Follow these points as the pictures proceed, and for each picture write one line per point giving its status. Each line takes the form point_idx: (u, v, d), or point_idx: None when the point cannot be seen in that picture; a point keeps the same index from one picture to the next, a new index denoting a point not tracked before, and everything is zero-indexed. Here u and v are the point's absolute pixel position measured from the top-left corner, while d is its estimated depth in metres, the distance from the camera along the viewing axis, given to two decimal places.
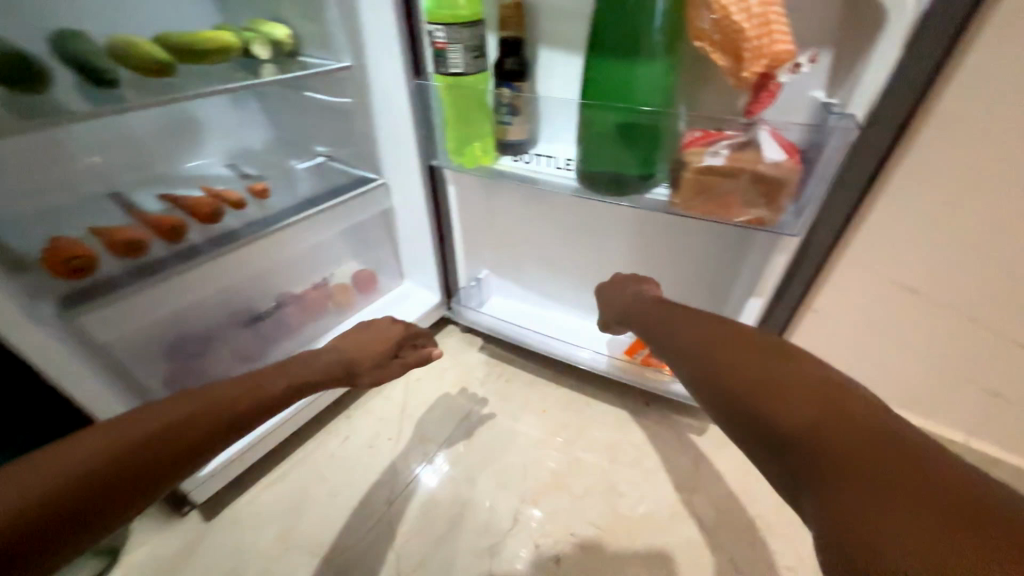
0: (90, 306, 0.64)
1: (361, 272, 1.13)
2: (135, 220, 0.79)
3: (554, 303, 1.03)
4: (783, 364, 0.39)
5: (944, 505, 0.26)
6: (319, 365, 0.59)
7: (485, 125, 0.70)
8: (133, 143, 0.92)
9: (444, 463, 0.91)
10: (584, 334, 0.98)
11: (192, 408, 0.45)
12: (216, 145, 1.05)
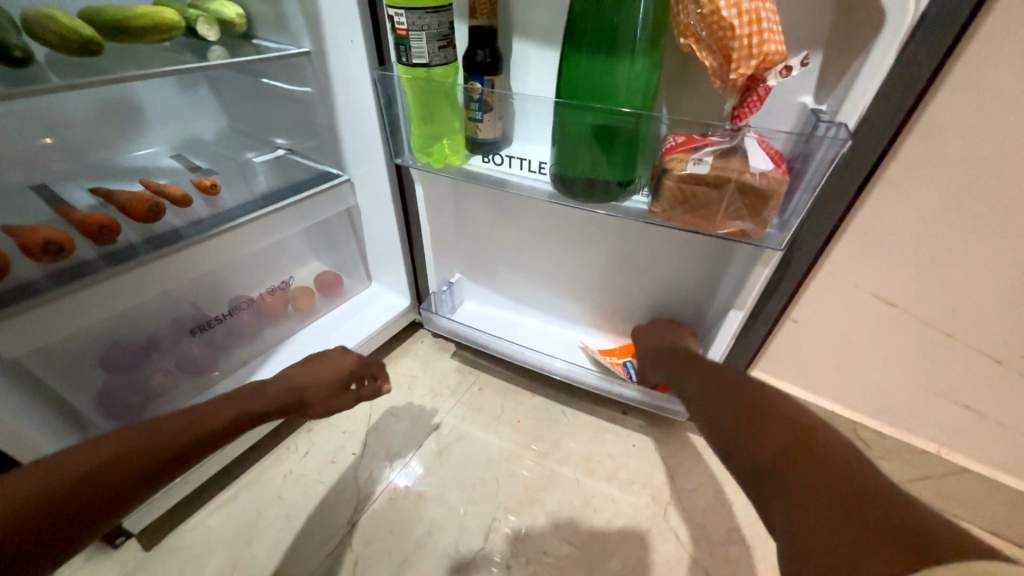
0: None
1: (323, 275, 1.07)
2: (60, 217, 0.70)
3: (529, 310, 0.99)
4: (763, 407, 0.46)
5: (867, 518, 0.32)
6: (264, 401, 0.56)
7: (455, 122, 0.65)
8: (62, 130, 0.83)
9: (418, 466, 0.87)
10: (560, 342, 0.95)
11: (127, 446, 0.44)
12: (162, 135, 0.96)
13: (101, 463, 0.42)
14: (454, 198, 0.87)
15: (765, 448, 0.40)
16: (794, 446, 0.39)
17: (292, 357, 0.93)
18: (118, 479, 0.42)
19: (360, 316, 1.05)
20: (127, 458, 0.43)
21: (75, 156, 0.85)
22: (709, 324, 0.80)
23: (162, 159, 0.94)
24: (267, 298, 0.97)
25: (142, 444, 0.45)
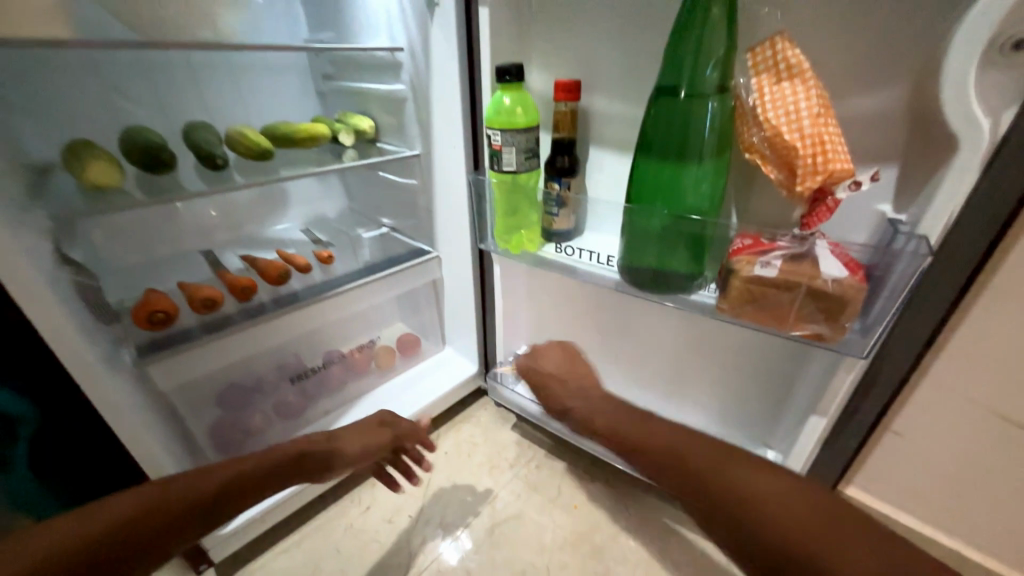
0: (159, 357, 0.70)
1: (405, 336, 1.18)
2: (217, 278, 0.88)
3: None
4: (737, 472, 0.46)
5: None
6: (304, 452, 0.63)
7: (532, 217, 0.73)
8: (231, 210, 1.06)
9: (467, 540, 0.86)
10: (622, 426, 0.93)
11: (178, 492, 0.51)
12: (298, 213, 1.18)
13: (163, 501, 0.49)
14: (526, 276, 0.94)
15: (782, 529, 0.41)
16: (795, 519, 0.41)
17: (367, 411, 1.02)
18: (165, 522, 0.48)
19: (429, 379, 1.12)
20: (192, 496, 0.51)
21: (235, 230, 1.08)
22: (790, 426, 0.74)
23: (294, 232, 1.14)
24: (353, 354, 1.08)
25: (198, 488, 0.52)
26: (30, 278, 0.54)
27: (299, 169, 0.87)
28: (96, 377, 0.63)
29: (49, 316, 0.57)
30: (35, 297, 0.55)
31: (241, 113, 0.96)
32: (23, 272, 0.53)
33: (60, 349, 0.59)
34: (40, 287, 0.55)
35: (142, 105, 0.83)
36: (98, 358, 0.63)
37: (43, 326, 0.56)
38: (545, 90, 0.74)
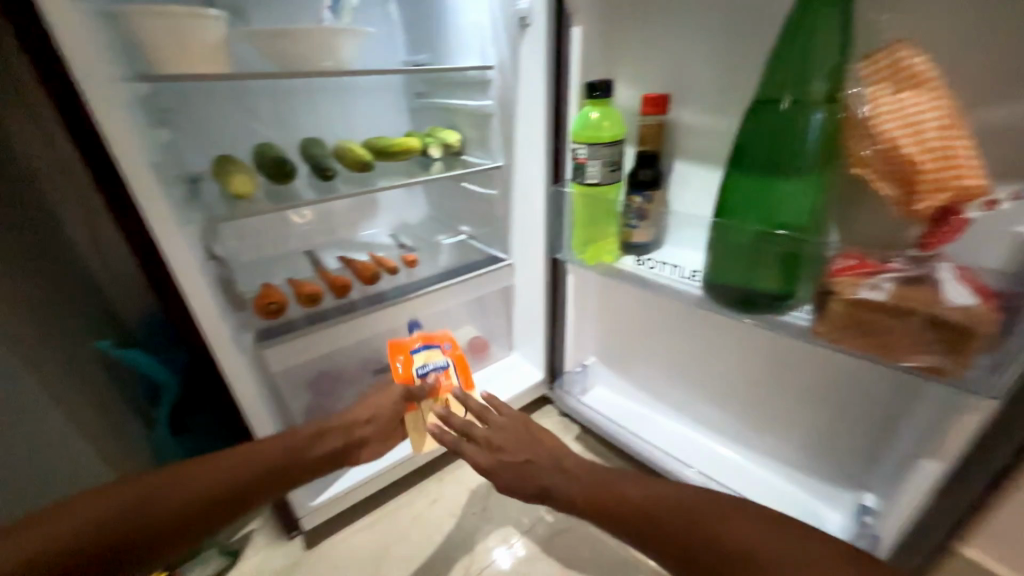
0: (273, 342, 0.81)
1: (475, 339, 1.22)
2: (318, 275, 0.99)
3: (661, 406, 0.97)
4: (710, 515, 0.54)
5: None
6: (276, 451, 0.67)
7: (611, 228, 0.73)
8: (331, 215, 1.18)
9: (523, 548, 0.87)
10: (694, 449, 0.90)
11: (158, 488, 0.58)
12: (386, 219, 1.28)
13: (140, 496, 0.57)
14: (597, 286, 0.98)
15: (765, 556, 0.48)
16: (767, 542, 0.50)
17: None
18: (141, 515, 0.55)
19: (496, 383, 1.16)
20: (172, 494, 0.58)
21: (331, 234, 1.20)
22: (894, 470, 0.66)
23: (381, 238, 1.25)
24: None
25: (176, 484, 0.59)
26: (189, 268, 0.65)
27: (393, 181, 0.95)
28: (226, 356, 0.74)
29: (200, 301, 0.67)
30: (191, 285, 0.66)
31: (347, 129, 1.07)
32: (185, 263, 0.64)
33: (204, 329, 0.69)
34: (196, 277, 0.66)
35: (270, 124, 0.96)
36: (229, 340, 0.73)
37: (195, 310, 0.67)
38: (631, 105, 0.75)
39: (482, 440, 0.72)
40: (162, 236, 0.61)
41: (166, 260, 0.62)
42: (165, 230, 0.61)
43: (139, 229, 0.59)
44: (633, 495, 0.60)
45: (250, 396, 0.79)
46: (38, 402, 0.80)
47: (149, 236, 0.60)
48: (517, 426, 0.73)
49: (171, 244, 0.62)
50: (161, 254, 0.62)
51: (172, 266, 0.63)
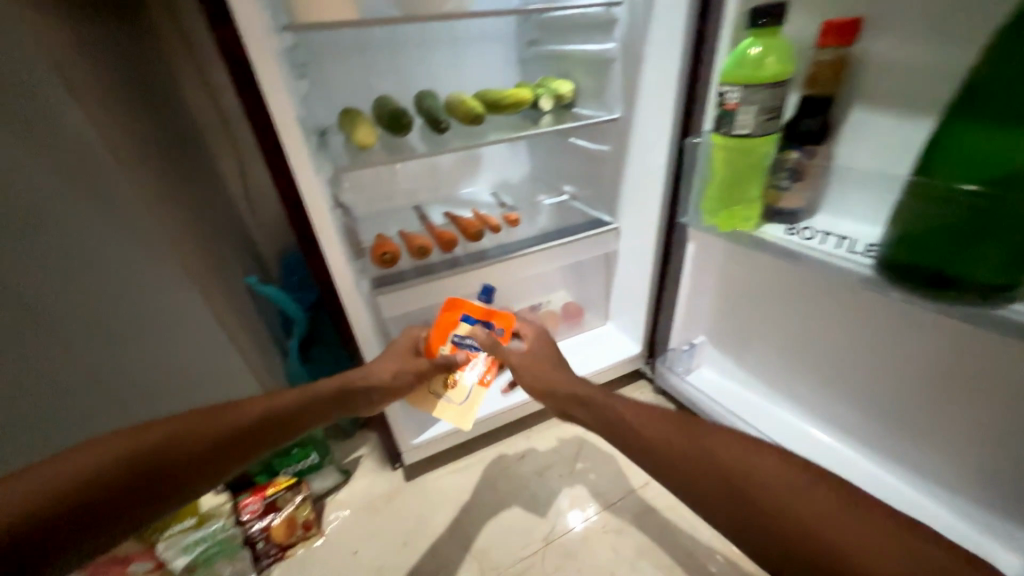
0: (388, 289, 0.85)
1: (570, 304, 1.18)
2: (426, 229, 1.02)
3: (778, 398, 0.87)
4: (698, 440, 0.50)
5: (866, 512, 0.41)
6: (299, 398, 0.63)
7: (753, 191, 0.63)
8: (437, 171, 1.20)
9: (594, 512, 0.88)
10: (813, 448, 0.80)
11: (173, 432, 0.51)
12: (488, 176, 1.26)
13: (155, 441, 0.50)
14: (715, 262, 0.89)
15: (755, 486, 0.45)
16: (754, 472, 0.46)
17: None
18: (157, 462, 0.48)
19: (590, 352, 1.12)
20: (193, 440, 0.52)
21: (436, 188, 1.21)
22: None
23: (482, 195, 1.23)
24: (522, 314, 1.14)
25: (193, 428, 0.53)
26: (323, 213, 0.69)
27: (502, 135, 0.91)
28: (348, 297, 0.79)
29: (330, 244, 0.72)
30: (324, 229, 0.70)
31: (458, 81, 1.05)
32: (320, 207, 0.69)
33: (332, 271, 0.75)
34: (328, 220, 0.70)
35: (387, 76, 0.97)
36: (352, 283, 0.78)
37: (326, 252, 0.73)
38: (802, 36, 0.61)
39: (517, 364, 0.73)
40: (303, 180, 0.66)
41: (305, 203, 0.67)
42: (305, 175, 0.66)
43: (285, 174, 0.65)
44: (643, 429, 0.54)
45: (367, 337, 0.86)
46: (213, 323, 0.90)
47: (293, 180, 0.65)
48: (540, 344, 0.77)
49: (310, 188, 0.67)
50: (302, 198, 0.67)
51: (310, 209, 0.68)
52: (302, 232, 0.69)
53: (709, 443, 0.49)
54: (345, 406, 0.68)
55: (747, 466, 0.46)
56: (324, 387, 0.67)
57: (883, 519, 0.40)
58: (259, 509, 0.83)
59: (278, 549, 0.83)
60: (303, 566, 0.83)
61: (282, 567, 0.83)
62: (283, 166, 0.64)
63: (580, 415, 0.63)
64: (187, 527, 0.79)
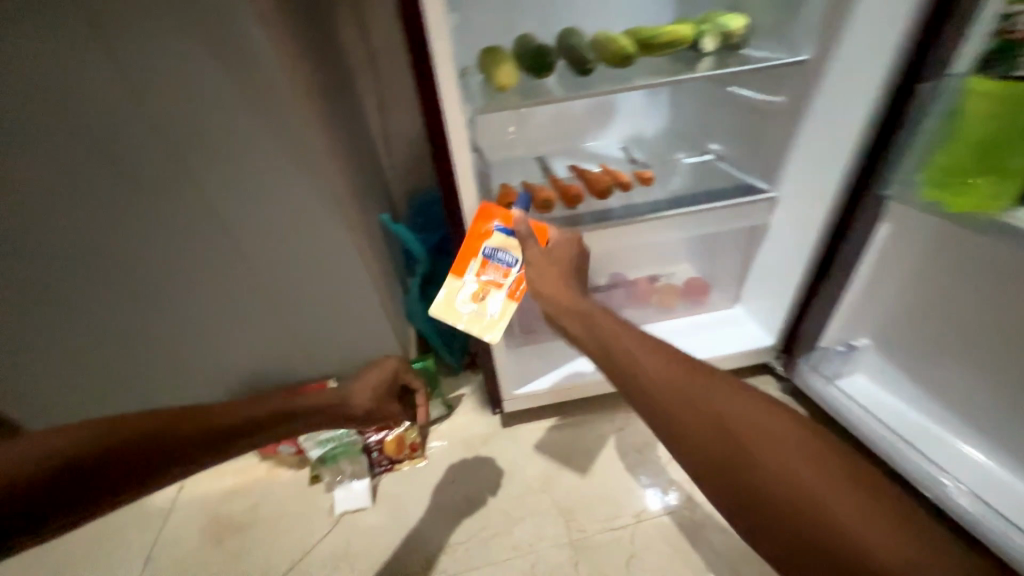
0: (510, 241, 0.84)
1: (694, 280, 1.07)
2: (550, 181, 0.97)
3: (936, 415, 0.85)
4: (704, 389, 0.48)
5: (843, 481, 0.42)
6: (301, 404, 0.63)
7: (1015, 158, 0.59)
8: (565, 119, 1.11)
9: (673, 498, 0.86)
10: (965, 473, 0.79)
11: (154, 425, 0.51)
12: (618, 128, 1.14)
13: (135, 431, 0.49)
14: (894, 257, 0.81)
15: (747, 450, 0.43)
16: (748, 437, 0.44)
17: None
18: (129, 454, 0.48)
19: (711, 336, 1.01)
20: (171, 437, 0.51)
21: (562, 136, 1.13)
22: None
23: (611, 148, 1.13)
24: (638, 284, 1.05)
25: (181, 423, 0.53)
26: (465, 153, 0.68)
27: (648, 80, 0.79)
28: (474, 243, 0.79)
29: (466, 185, 0.72)
30: (464, 168, 0.70)
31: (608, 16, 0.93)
32: (463, 146, 0.67)
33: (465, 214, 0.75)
34: (468, 160, 0.69)
35: (532, 10, 0.90)
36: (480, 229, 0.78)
37: (462, 193, 0.72)
38: None
39: (530, 260, 0.69)
40: (452, 117, 0.65)
41: (450, 141, 0.66)
42: (454, 112, 0.64)
43: (436, 109, 0.64)
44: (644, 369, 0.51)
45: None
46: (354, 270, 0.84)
47: (442, 116, 0.64)
48: (558, 254, 0.70)
49: (457, 126, 0.66)
50: (448, 135, 0.66)
51: (454, 148, 0.67)
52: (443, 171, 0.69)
53: (706, 394, 0.48)
54: (348, 418, 0.68)
55: (742, 423, 0.45)
56: (329, 397, 0.67)
57: (853, 483, 0.41)
58: (377, 422, 0.91)
59: (389, 461, 0.92)
60: (408, 481, 0.91)
61: (391, 477, 0.92)
62: (435, 102, 0.63)
63: (584, 336, 0.60)
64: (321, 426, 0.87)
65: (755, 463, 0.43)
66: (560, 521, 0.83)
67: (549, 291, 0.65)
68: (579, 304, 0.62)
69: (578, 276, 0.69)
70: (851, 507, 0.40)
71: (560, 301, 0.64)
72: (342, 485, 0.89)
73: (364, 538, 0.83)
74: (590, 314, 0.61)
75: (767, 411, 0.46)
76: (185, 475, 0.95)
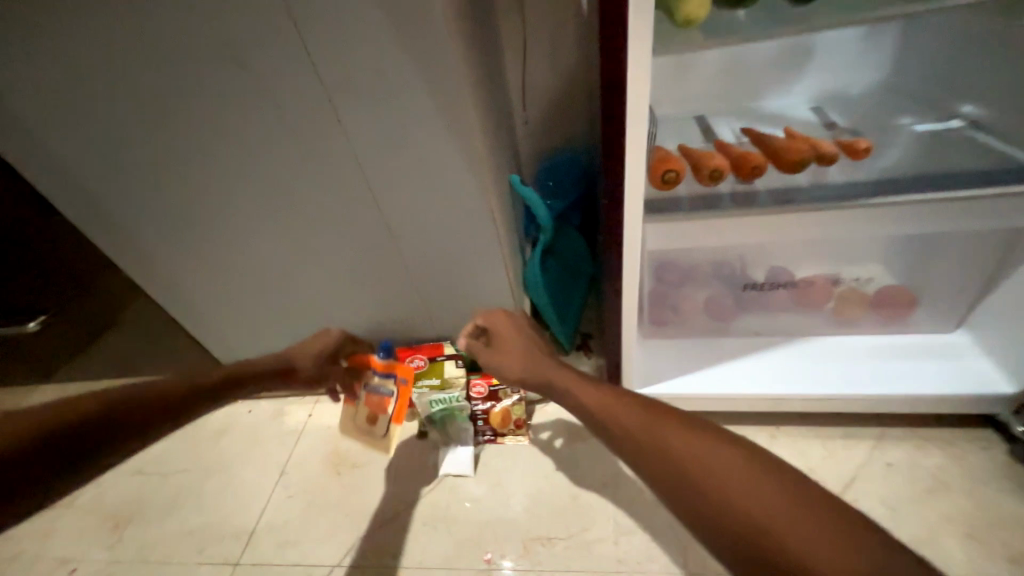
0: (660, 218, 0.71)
1: (893, 290, 0.81)
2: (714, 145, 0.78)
3: None
4: (658, 421, 0.48)
5: (816, 508, 0.37)
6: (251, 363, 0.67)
7: None
8: (740, 71, 0.87)
9: None
10: None
11: (159, 390, 0.55)
12: (811, 84, 0.87)
13: (147, 394, 0.54)
14: None
15: (703, 473, 0.42)
16: (703, 464, 0.42)
17: (807, 375, 0.79)
18: (145, 412, 0.53)
19: (905, 368, 0.78)
20: (170, 400, 0.56)
21: (733, 91, 0.89)
22: None
23: (797, 108, 0.87)
24: (811, 286, 0.83)
25: (174, 390, 0.57)
26: (641, 110, 0.55)
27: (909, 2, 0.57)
28: (628, 227, 0.64)
29: (634, 151, 0.57)
30: (634, 130, 0.56)
31: None
32: (640, 101, 0.54)
33: (624, 188, 0.60)
34: (643, 120, 0.56)
35: None
36: (639, 212, 0.62)
37: (626, 160, 0.58)
38: None
39: (480, 351, 0.69)
40: (633, 62, 0.52)
41: (625, 94, 0.54)
42: (638, 55, 0.51)
43: (615, 52, 0.51)
44: (607, 408, 0.53)
45: (635, 283, 0.69)
46: (490, 235, 0.76)
47: (622, 61, 0.52)
48: (504, 327, 0.70)
49: (637, 75, 0.53)
50: (624, 86, 0.53)
51: (628, 103, 0.54)
52: (609, 131, 0.57)
53: (655, 426, 0.48)
54: (286, 375, 0.73)
55: (694, 449, 0.44)
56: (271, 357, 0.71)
57: (827, 506, 0.37)
58: (484, 391, 0.89)
59: (492, 433, 0.91)
60: (511, 457, 0.89)
61: (494, 450, 0.91)
62: (615, 42, 0.51)
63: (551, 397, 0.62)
64: (433, 385, 0.89)
65: (713, 491, 0.40)
66: (674, 545, 0.74)
67: (508, 370, 0.65)
68: (524, 370, 0.64)
69: (528, 334, 0.69)
70: (812, 528, 0.36)
71: (509, 370, 0.66)
72: (449, 447, 0.90)
73: (465, 507, 0.83)
74: (539, 379, 0.62)
75: (721, 442, 0.44)
76: (315, 402, 1.06)
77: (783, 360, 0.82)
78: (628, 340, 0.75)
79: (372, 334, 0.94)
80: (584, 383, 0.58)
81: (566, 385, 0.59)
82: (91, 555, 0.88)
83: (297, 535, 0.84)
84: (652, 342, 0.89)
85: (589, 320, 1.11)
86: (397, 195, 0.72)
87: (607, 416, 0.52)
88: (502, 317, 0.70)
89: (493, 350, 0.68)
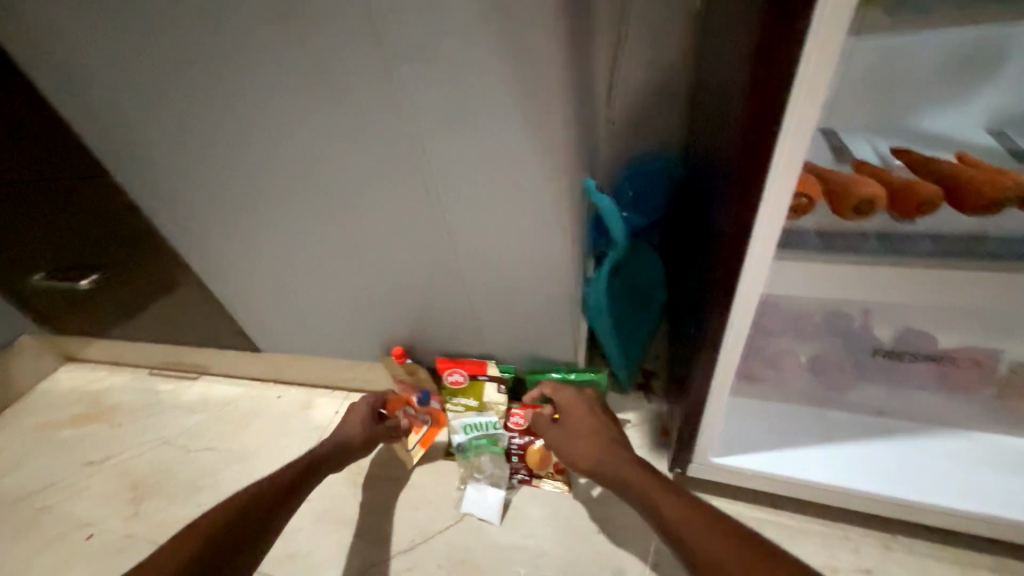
0: (788, 255, 0.55)
1: None
2: (853, 163, 0.61)
3: None
4: (729, 540, 0.47)
5: None
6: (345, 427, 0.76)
7: None
8: (902, 70, 0.62)
9: None
10: None
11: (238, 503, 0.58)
12: (996, 97, 0.62)
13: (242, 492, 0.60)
14: None
15: None
16: None
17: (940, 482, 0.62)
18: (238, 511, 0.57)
19: None
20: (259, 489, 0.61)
21: (886, 101, 0.65)
22: None
23: (966, 130, 0.64)
24: (968, 365, 0.63)
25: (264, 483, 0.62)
26: (807, 127, 0.39)
27: None
28: (755, 262, 0.48)
29: (784, 176, 0.42)
30: (791, 151, 0.41)
31: None
32: (809, 114, 0.39)
33: (760, 215, 0.45)
34: (807, 139, 0.40)
35: None
36: (773, 247, 0.47)
37: (770, 181, 0.43)
38: None
39: (555, 435, 0.69)
40: (814, 59, 0.36)
41: (789, 101, 0.39)
42: (825, 50, 0.35)
43: (788, 40, 0.36)
44: (676, 518, 0.52)
45: (744, 330, 0.54)
46: (561, 252, 0.64)
47: (796, 58, 0.37)
48: (575, 410, 0.71)
49: (813, 77, 0.37)
50: (793, 87, 0.38)
51: (791, 110, 0.39)
52: (756, 143, 0.41)
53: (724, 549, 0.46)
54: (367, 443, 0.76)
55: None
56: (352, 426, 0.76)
57: None
58: (523, 424, 0.79)
59: (528, 473, 0.80)
60: (547, 506, 0.77)
61: (529, 493, 0.80)
62: (795, 23, 0.35)
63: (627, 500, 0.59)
64: (472, 407, 0.79)
65: None
66: None
67: (577, 456, 0.66)
68: (595, 461, 0.64)
69: (602, 420, 0.69)
70: None
71: (584, 462, 0.65)
72: (476, 484, 0.79)
73: (486, 557, 0.73)
74: (616, 477, 0.61)
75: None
76: (344, 399, 1.02)
77: (911, 456, 0.65)
78: (716, 400, 0.61)
79: (410, 341, 0.84)
80: (654, 484, 0.57)
81: (633, 486, 0.58)
82: (110, 525, 0.90)
83: (305, 549, 0.78)
84: (735, 398, 0.73)
85: (652, 356, 0.98)
86: (459, 201, 0.61)
87: (678, 518, 0.52)
88: (576, 400, 0.72)
89: (564, 434, 0.68)
